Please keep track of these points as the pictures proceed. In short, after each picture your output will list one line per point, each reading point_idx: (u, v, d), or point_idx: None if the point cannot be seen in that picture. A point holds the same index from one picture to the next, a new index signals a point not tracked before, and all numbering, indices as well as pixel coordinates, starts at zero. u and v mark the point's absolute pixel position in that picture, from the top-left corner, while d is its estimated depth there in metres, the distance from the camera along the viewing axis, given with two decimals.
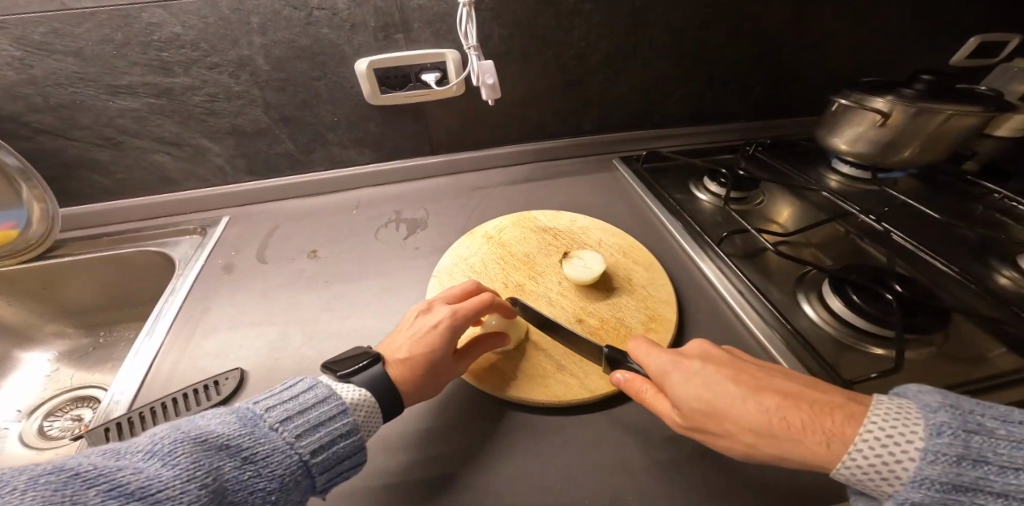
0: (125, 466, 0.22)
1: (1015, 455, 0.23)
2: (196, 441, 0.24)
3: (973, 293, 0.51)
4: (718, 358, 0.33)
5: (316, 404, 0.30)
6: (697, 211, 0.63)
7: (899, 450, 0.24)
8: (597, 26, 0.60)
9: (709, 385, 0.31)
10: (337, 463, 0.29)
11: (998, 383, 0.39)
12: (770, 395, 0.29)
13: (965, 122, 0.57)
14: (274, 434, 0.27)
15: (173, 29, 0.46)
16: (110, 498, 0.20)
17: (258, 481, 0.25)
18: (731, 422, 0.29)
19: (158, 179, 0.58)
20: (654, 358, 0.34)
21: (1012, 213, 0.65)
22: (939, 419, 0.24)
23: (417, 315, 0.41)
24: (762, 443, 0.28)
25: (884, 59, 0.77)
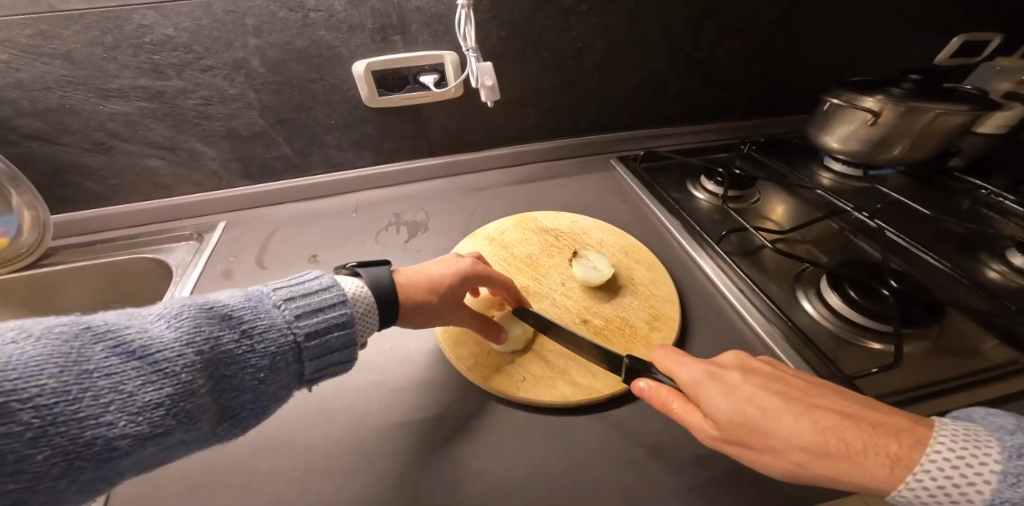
0: (133, 325, 0.24)
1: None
2: (201, 310, 0.26)
3: (966, 286, 0.52)
4: (759, 371, 0.31)
5: (319, 291, 0.31)
6: (695, 210, 0.64)
7: (972, 474, 0.23)
8: (594, 27, 0.60)
9: (754, 399, 0.29)
10: (328, 352, 0.30)
11: (991, 376, 0.40)
12: (820, 410, 0.27)
13: (951, 121, 0.58)
14: (275, 312, 0.29)
15: (165, 31, 0.45)
16: (113, 354, 0.22)
17: (252, 355, 0.26)
18: (778, 438, 0.27)
19: (152, 184, 0.57)
20: (686, 368, 0.32)
21: (998, 208, 0.67)
22: (1014, 443, 0.24)
23: (447, 258, 0.45)
24: (814, 462, 0.26)
25: (873, 58, 0.78)
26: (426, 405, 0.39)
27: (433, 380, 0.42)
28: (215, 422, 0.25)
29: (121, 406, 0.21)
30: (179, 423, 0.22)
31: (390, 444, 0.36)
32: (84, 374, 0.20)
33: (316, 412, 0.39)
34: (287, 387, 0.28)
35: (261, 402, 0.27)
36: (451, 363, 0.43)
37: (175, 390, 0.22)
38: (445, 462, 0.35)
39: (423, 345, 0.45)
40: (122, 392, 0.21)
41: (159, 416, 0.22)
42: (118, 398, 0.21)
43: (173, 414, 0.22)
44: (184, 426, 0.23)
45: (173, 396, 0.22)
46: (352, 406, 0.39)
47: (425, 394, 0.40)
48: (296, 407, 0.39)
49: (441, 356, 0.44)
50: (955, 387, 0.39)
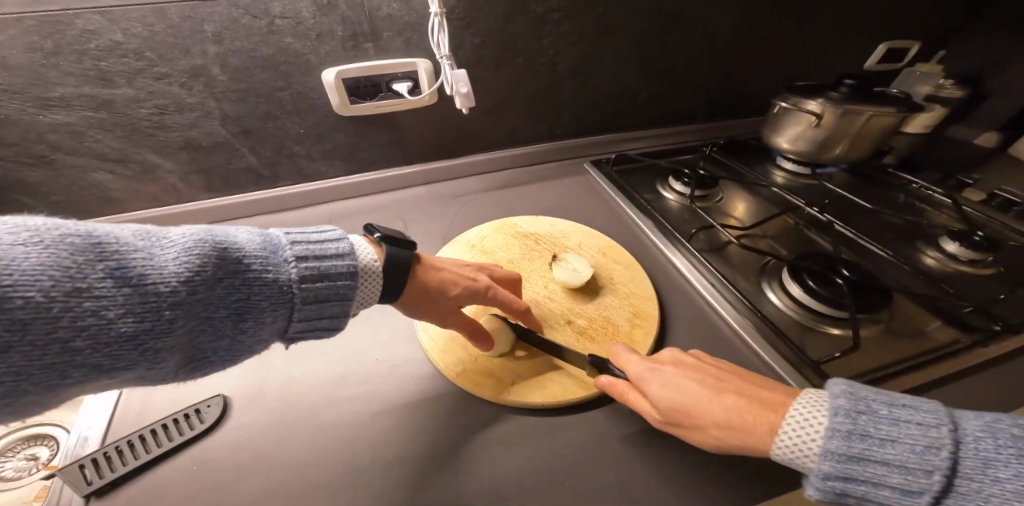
0: (142, 249, 0.25)
1: (896, 428, 0.27)
2: (211, 249, 0.27)
3: (906, 273, 0.58)
4: (688, 362, 0.36)
5: (333, 257, 0.33)
6: (666, 210, 0.67)
7: (804, 431, 0.29)
8: (565, 34, 0.62)
9: (679, 387, 0.34)
10: (317, 317, 0.32)
11: (939, 356, 0.45)
12: (732, 394, 0.33)
13: (883, 122, 0.64)
14: (284, 267, 0.30)
15: (114, 36, 0.42)
16: (112, 277, 0.23)
17: (239, 305, 0.28)
18: (698, 418, 0.32)
19: (101, 199, 0.53)
20: (632, 363, 0.37)
21: (928, 201, 0.75)
22: (838, 403, 0.29)
23: (466, 267, 0.44)
24: (726, 436, 0.31)
25: (814, 66, 0.85)
26: (418, 417, 0.38)
27: (424, 390, 0.41)
28: (180, 361, 0.27)
29: (97, 331, 0.22)
30: (143, 357, 0.24)
31: (383, 459, 0.35)
32: (75, 292, 0.21)
33: (302, 428, 0.37)
34: (264, 340, 0.30)
35: (232, 349, 0.29)
36: (440, 372, 0.42)
37: (154, 326, 0.24)
38: (443, 473, 0.34)
39: (411, 354, 0.44)
40: (103, 317, 0.22)
41: (124, 348, 0.23)
42: (98, 323, 0.22)
43: (140, 349, 0.24)
44: (147, 362, 0.24)
45: (150, 330, 0.24)
46: (340, 421, 0.38)
47: (416, 404, 0.39)
48: (280, 424, 0.37)
49: (430, 365, 0.43)
50: (910, 367, 0.43)
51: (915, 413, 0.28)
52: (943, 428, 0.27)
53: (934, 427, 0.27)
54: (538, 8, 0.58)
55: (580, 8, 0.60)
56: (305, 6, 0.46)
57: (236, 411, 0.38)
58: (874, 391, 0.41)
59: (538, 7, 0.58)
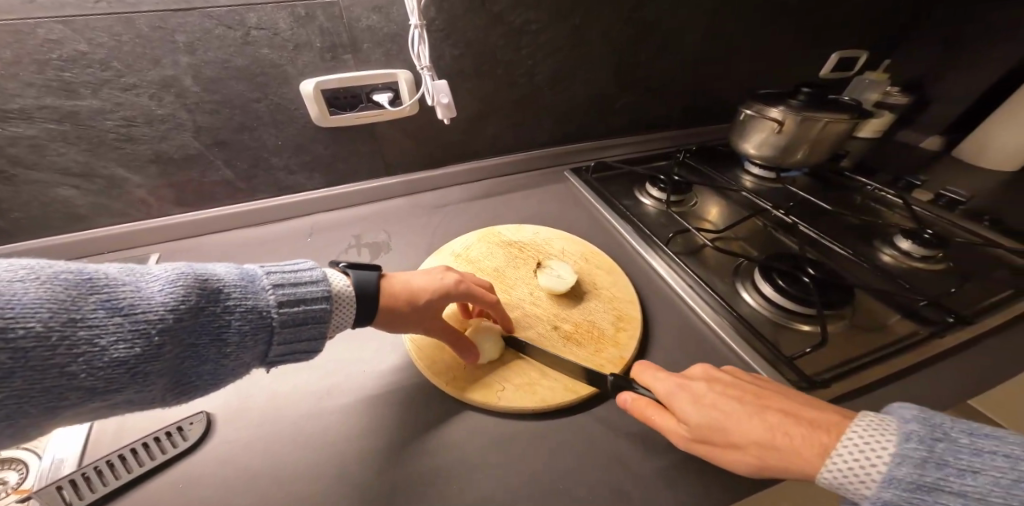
0: (130, 282, 0.25)
1: (977, 460, 0.25)
2: (194, 279, 0.27)
3: (866, 270, 0.62)
4: (771, 387, 0.35)
5: (307, 283, 0.32)
6: (644, 215, 0.69)
7: (865, 454, 0.27)
8: (542, 46, 0.64)
9: (767, 412, 0.32)
10: (297, 341, 0.31)
11: (900, 349, 0.48)
12: (833, 417, 0.31)
13: (836, 128, 0.69)
14: (262, 294, 0.30)
15: (77, 46, 0.40)
16: (102, 307, 0.23)
17: (225, 329, 0.28)
18: (799, 442, 0.30)
19: (64, 216, 0.50)
20: (660, 381, 0.37)
21: (882, 202, 0.80)
22: (910, 427, 0.27)
23: (433, 270, 0.44)
24: (842, 462, 0.29)
25: (775, 77, 0.91)
26: (409, 429, 0.38)
27: (412, 399, 0.40)
28: (168, 387, 0.26)
29: (90, 357, 0.23)
30: (133, 382, 0.24)
31: (375, 473, 0.34)
32: (70, 323, 0.22)
33: (289, 442, 0.36)
34: (247, 365, 0.30)
35: (218, 375, 0.28)
36: (428, 382, 0.42)
37: (143, 351, 0.24)
38: (437, 482, 0.34)
39: (398, 365, 0.44)
40: (96, 345, 0.23)
41: (116, 373, 0.23)
42: (91, 350, 0.23)
43: (131, 374, 0.24)
44: (137, 385, 0.24)
45: (139, 356, 0.24)
46: (327, 435, 0.37)
47: (405, 414, 0.39)
48: (266, 440, 0.36)
49: (418, 376, 0.43)
50: (875, 360, 0.46)
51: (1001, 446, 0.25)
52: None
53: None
54: (516, 20, 0.60)
55: (557, 20, 0.62)
56: (281, 18, 0.46)
57: (221, 427, 0.37)
58: (843, 383, 0.44)
59: (516, 20, 0.59)
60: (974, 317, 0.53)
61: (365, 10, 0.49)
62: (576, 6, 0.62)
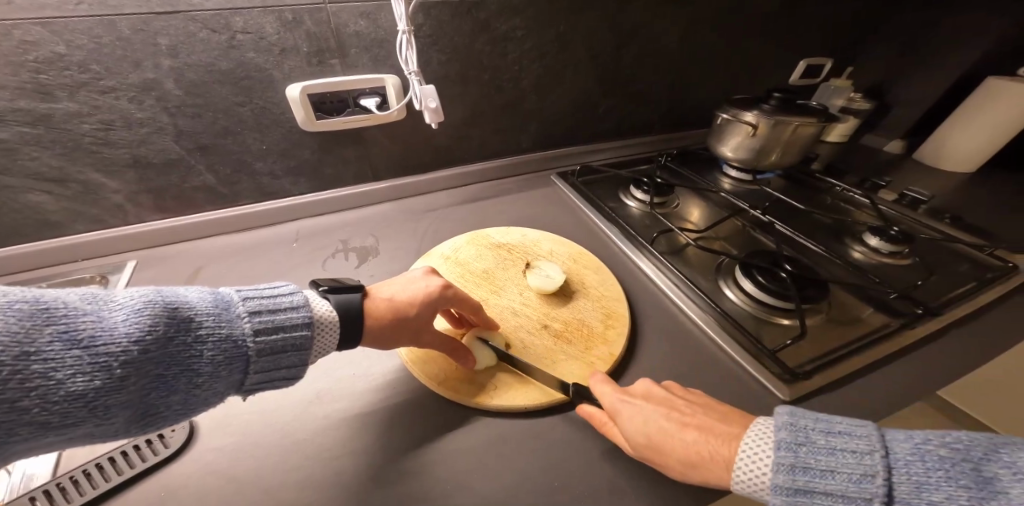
0: (90, 311, 0.24)
1: (831, 458, 0.28)
2: (163, 308, 0.26)
3: (840, 266, 0.65)
4: (660, 396, 0.37)
5: (287, 309, 0.32)
6: (629, 216, 0.71)
7: (758, 468, 0.30)
8: (528, 51, 0.65)
9: (648, 422, 0.34)
10: (275, 368, 0.31)
11: (873, 340, 0.50)
12: (694, 428, 0.33)
13: (808, 132, 0.72)
14: (236, 322, 0.29)
15: (55, 48, 0.39)
16: (59, 340, 0.22)
17: (193, 360, 0.27)
18: (668, 457, 0.33)
19: (36, 222, 0.48)
20: (602, 396, 0.38)
21: (851, 201, 0.84)
22: (782, 436, 0.29)
23: (418, 276, 0.44)
24: (691, 472, 0.32)
25: (749, 84, 0.95)
26: (401, 433, 0.38)
27: (403, 401, 0.40)
28: (133, 418, 0.25)
29: (45, 392, 0.22)
30: (92, 415, 0.23)
31: (369, 479, 0.34)
32: (23, 357, 0.21)
33: (275, 447, 0.35)
34: (220, 394, 0.29)
35: (187, 405, 0.27)
36: (421, 384, 0.42)
37: (103, 384, 0.23)
38: (431, 480, 0.34)
39: (390, 368, 0.43)
40: (51, 378, 0.22)
41: (72, 407, 0.22)
42: (46, 384, 0.22)
43: (89, 408, 0.23)
44: (96, 419, 0.23)
45: (99, 389, 0.23)
46: (316, 439, 0.36)
47: (396, 417, 0.39)
48: (254, 448, 0.35)
49: (409, 380, 0.42)
50: (853, 351, 0.49)
51: (850, 443, 0.29)
52: (876, 454, 0.28)
53: (867, 455, 0.28)
54: (501, 27, 0.61)
55: (540, 26, 0.64)
56: (268, 22, 0.46)
57: (203, 435, 0.36)
58: (823, 375, 0.45)
59: (501, 27, 0.61)
60: (941, 309, 0.56)
61: (352, 15, 0.49)
62: (558, 13, 0.64)
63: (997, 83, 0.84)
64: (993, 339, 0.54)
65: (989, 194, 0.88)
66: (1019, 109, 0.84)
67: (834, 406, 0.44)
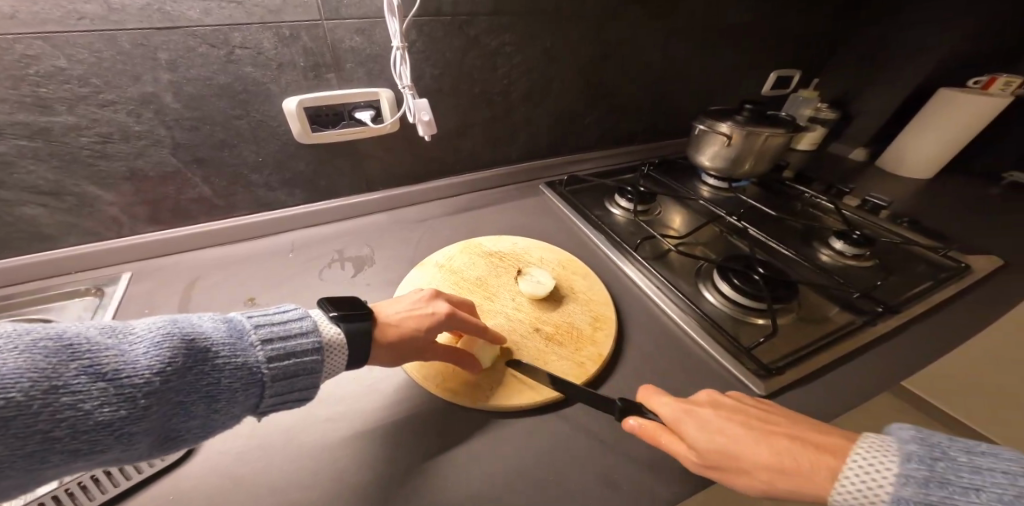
0: (112, 345, 0.26)
1: (916, 467, 0.30)
2: (181, 340, 0.28)
3: (809, 268, 0.70)
4: (726, 404, 0.38)
5: (298, 335, 0.33)
6: (614, 223, 0.74)
7: (848, 474, 0.31)
8: (516, 65, 0.68)
9: (722, 429, 0.35)
10: (289, 391, 0.32)
11: (837, 336, 0.55)
12: (777, 437, 0.34)
13: (777, 141, 0.77)
14: (250, 351, 0.30)
15: (56, 62, 0.40)
16: (85, 373, 0.24)
17: (212, 387, 0.28)
18: (747, 466, 0.33)
19: (30, 234, 0.48)
20: (666, 407, 0.38)
21: (819, 207, 0.90)
22: (865, 444, 0.32)
23: (424, 299, 0.45)
24: (776, 480, 0.32)
25: (724, 96, 1.01)
26: (405, 435, 0.39)
27: (405, 404, 0.42)
28: (155, 443, 0.27)
29: (74, 422, 0.23)
30: (118, 443, 0.24)
31: (375, 479, 0.36)
32: (51, 391, 0.22)
33: (280, 451, 0.37)
34: (237, 417, 0.30)
35: (207, 428, 0.29)
36: (421, 387, 0.43)
37: (128, 413, 0.24)
38: (434, 479, 0.36)
39: (391, 373, 0.45)
40: (80, 409, 0.23)
41: (100, 436, 0.24)
42: (76, 415, 0.23)
43: (115, 436, 0.24)
44: (122, 445, 0.25)
45: (125, 418, 0.24)
46: (323, 442, 0.38)
47: (400, 420, 0.41)
48: (261, 452, 0.36)
49: (409, 385, 0.44)
50: (820, 347, 0.53)
51: (998, 463, 0.30)
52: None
53: (1020, 476, 0.29)
54: (491, 43, 0.64)
55: (528, 42, 0.67)
56: (267, 39, 0.48)
57: (209, 441, 0.37)
58: (793, 370, 0.49)
59: (491, 42, 0.64)
60: (899, 307, 0.62)
61: (348, 31, 0.51)
62: (545, 30, 0.67)
63: (947, 93, 0.92)
64: (947, 333, 0.59)
65: (942, 199, 0.95)
66: (967, 117, 0.91)
67: (805, 398, 0.48)
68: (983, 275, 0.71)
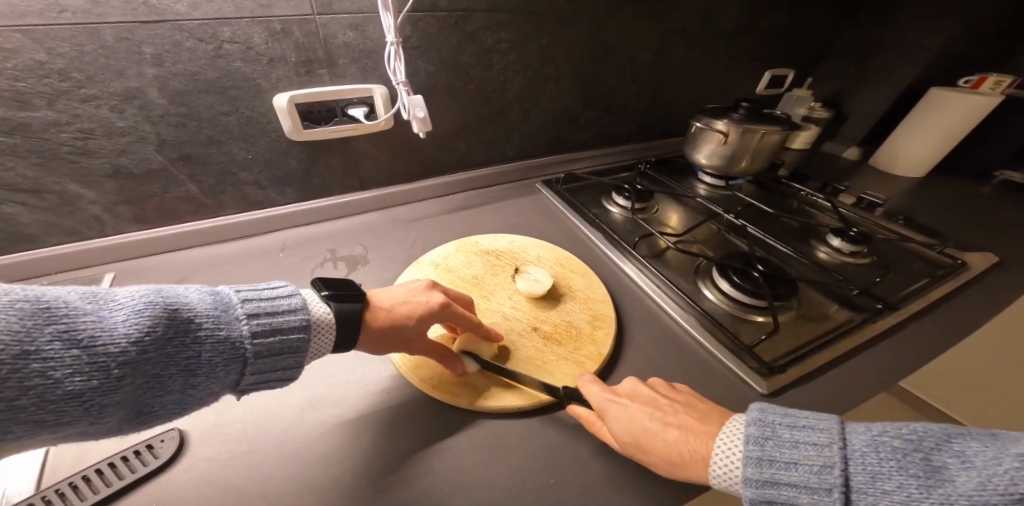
0: (90, 311, 0.25)
1: (797, 452, 0.30)
2: (162, 310, 0.27)
3: (806, 266, 0.69)
4: (644, 394, 0.39)
5: (285, 312, 0.32)
6: (612, 222, 0.74)
7: (730, 460, 0.32)
8: (513, 63, 0.67)
9: (638, 423, 0.36)
10: (271, 369, 0.31)
11: (838, 334, 0.54)
12: (677, 428, 0.35)
13: (773, 139, 0.77)
14: (234, 324, 0.29)
15: (35, 56, 0.39)
16: (58, 339, 0.23)
17: (189, 360, 0.27)
18: (655, 457, 0.35)
19: (8, 234, 0.46)
20: (593, 396, 0.39)
21: (814, 204, 0.90)
22: (750, 431, 0.32)
23: (420, 289, 0.44)
24: (678, 472, 0.34)
25: (721, 95, 1.00)
26: (395, 440, 0.38)
27: (398, 408, 0.41)
28: (127, 416, 0.26)
29: (43, 390, 0.22)
30: (87, 414, 0.24)
31: (365, 485, 0.34)
32: (22, 356, 0.22)
33: (268, 456, 0.35)
34: (216, 393, 0.29)
35: (183, 403, 0.28)
36: (415, 390, 0.42)
37: (101, 383, 0.24)
38: (427, 487, 0.34)
39: (384, 376, 0.43)
40: (49, 378, 0.22)
41: (69, 406, 0.23)
42: (45, 382, 0.22)
43: (85, 407, 0.23)
44: (92, 417, 0.24)
45: (97, 388, 0.23)
46: (311, 447, 0.36)
47: (391, 424, 0.39)
48: (247, 457, 0.35)
49: (402, 387, 0.43)
50: (821, 345, 0.52)
51: (814, 435, 0.31)
52: (834, 446, 0.30)
53: (826, 446, 0.30)
54: (488, 39, 0.63)
55: (524, 39, 0.66)
56: (256, 33, 0.46)
57: (195, 444, 0.35)
58: (795, 368, 0.49)
59: (488, 39, 0.63)
60: (898, 304, 0.61)
61: (341, 27, 0.50)
62: (542, 28, 0.67)
63: (940, 94, 0.92)
64: (945, 330, 0.59)
65: (935, 197, 0.96)
66: (962, 116, 0.91)
67: (807, 397, 0.47)
68: (979, 272, 0.71)
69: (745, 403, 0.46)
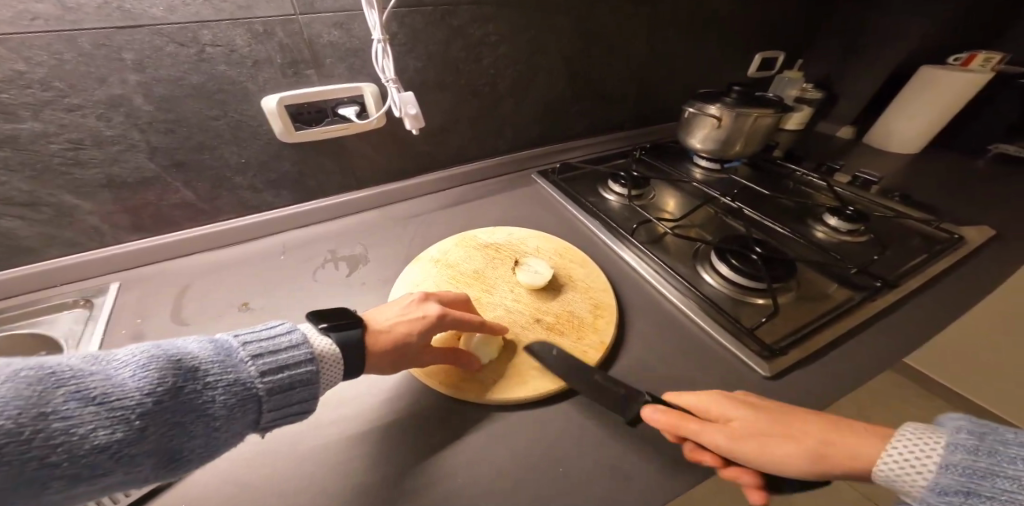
0: (97, 372, 0.25)
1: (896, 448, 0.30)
2: (168, 361, 0.27)
3: (804, 245, 0.69)
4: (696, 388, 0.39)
5: (288, 347, 0.33)
6: (609, 210, 0.74)
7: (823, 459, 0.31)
8: (502, 55, 0.67)
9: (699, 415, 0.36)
10: (287, 405, 0.31)
11: (838, 313, 0.55)
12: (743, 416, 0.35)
13: (767, 121, 0.76)
14: (242, 366, 0.30)
15: (14, 66, 0.38)
16: (72, 400, 0.23)
17: (206, 406, 0.27)
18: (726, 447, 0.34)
19: (7, 248, 0.46)
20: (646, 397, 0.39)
21: (811, 184, 0.90)
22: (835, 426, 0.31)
23: (413, 304, 0.44)
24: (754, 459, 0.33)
25: (714, 77, 1.00)
26: (405, 436, 0.38)
27: (406, 404, 0.41)
28: (158, 465, 0.26)
29: (70, 448, 0.22)
30: (118, 466, 0.24)
31: (379, 482, 0.35)
32: (40, 417, 0.22)
33: (283, 457, 0.36)
34: (239, 435, 0.29)
35: (210, 448, 0.28)
36: (421, 385, 0.43)
37: (124, 436, 0.24)
38: (440, 482, 0.35)
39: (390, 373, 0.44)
40: (73, 434, 0.23)
41: (98, 460, 0.23)
42: (70, 440, 0.22)
43: (113, 459, 0.24)
44: (122, 469, 0.24)
45: (121, 441, 0.24)
46: (324, 448, 0.37)
47: (401, 421, 0.40)
48: (263, 458, 0.36)
49: (408, 384, 0.43)
50: (822, 324, 0.53)
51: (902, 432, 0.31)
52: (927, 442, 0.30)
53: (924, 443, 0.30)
54: (476, 32, 0.62)
55: (512, 30, 0.65)
56: (239, 35, 0.46)
57: None
58: (796, 349, 0.49)
59: (476, 31, 0.62)
60: (897, 280, 0.62)
61: (325, 26, 0.50)
62: (530, 18, 0.66)
63: (928, 72, 0.92)
64: (943, 304, 0.60)
65: (931, 172, 0.96)
66: (954, 94, 0.91)
67: (809, 376, 0.48)
68: (977, 245, 0.71)
69: (747, 385, 0.46)
